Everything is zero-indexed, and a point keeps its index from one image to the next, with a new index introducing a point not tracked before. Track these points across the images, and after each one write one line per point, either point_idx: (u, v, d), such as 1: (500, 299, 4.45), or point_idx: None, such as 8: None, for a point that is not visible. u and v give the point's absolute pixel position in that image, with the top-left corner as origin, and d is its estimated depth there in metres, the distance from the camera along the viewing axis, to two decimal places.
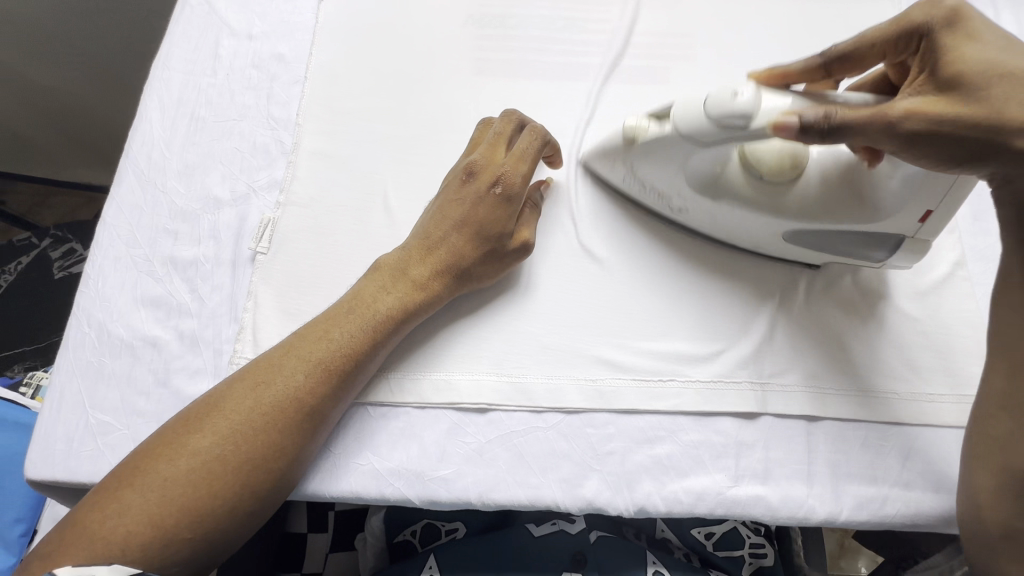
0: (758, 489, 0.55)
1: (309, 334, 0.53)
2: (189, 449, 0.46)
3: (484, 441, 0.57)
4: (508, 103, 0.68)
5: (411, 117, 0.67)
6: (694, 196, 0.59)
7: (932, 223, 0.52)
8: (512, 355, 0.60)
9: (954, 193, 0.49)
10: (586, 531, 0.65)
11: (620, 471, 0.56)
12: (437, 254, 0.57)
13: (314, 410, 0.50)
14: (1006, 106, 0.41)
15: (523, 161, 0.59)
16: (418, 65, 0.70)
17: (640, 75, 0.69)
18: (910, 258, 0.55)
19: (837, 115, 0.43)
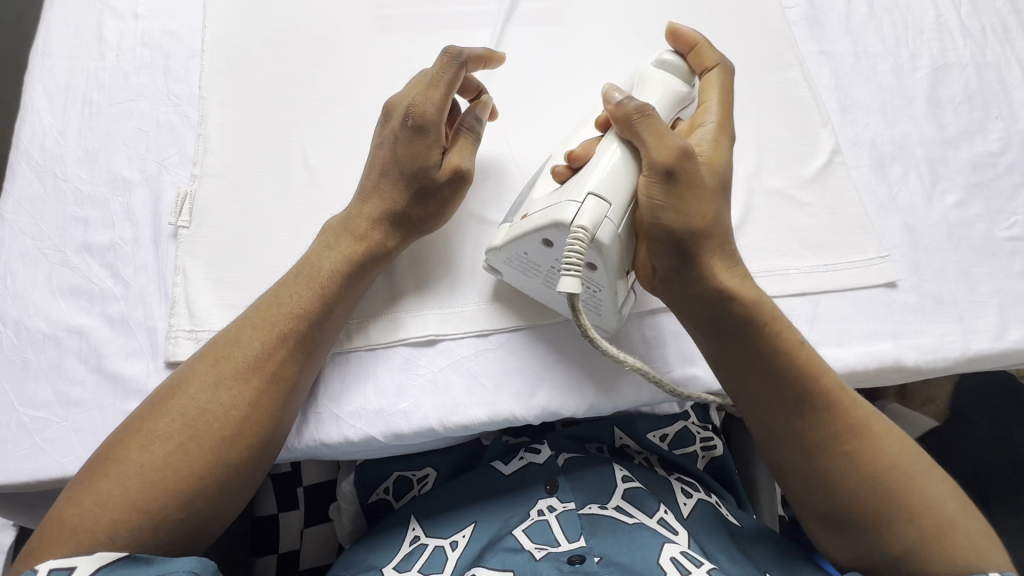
0: (692, 370, 0.58)
1: (262, 307, 0.53)
2: (160, 433, 0.47)
3: (437, 370, 0.57)
4: (412, 55, 0.69)
5: (315, 77, 0.67)
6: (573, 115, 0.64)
7: (511, 231, 0.53)
8: (455, 287, 0.59)
9: (542, 215, 0.50)
10: (553, 458, 0.68)
11: (569, 374, 0.57)
12: (371, 205, 0.56)
13: (280, 375, 0.51)
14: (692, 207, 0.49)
15: (434, 90, 0.56)
16: (315, 23, 0.69)
17: (536, 17, 0.72)
18: (490, 253, 0.57)
19: (645, 113, 0.51)
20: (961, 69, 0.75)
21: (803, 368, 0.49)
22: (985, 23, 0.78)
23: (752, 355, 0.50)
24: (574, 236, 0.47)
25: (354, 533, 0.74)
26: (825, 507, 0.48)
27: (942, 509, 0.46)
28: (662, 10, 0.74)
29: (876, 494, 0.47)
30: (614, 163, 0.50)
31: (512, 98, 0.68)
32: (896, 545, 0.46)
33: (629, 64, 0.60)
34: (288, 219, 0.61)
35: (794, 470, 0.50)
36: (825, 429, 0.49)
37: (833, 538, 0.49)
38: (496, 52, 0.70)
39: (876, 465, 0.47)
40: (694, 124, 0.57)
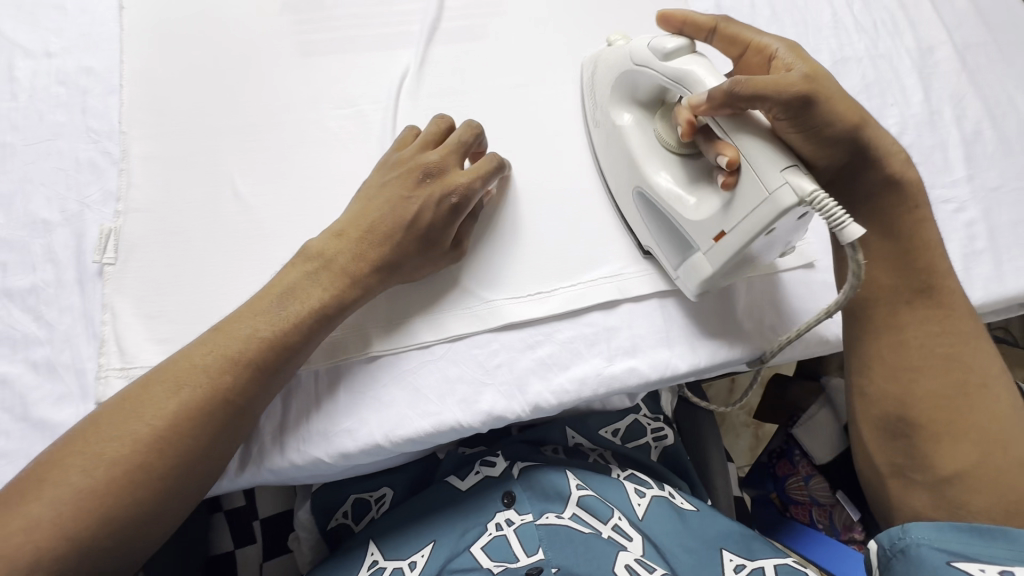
0: (629, 362, 0.60)
1: (227, 332, 0.51)
2: (104, 456, 0.45)
3: (380, 387, 0.57)
4: (339, 78, 0.70)
5: (241, 105, 0.67)
6: (603, 125, 0.66)
7: (715, 255, 0.55)
8: (395, 304, 0.60)
9: (747, 223, 0.51)
10: (508, 470, 0.69)
11: (511, 377, 0.59)
12: (376, 249, 0.57)
13: (240, 403, 0.50)
14: (839, 99, 0.53)
15: (481, 176, 0.60)
16: (238, 52, 0.69)
17: (460, 35, 0.75)
18: (692, 283, 0.59)
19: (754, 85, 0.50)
20: (858, 62, 0.81)
21: (923, 267, 0.57)
22: (877, 19, 0.84)
23: (884, 265, 0.58)
24: (812, 200, 0.47)
25: (315, 560, 0.73)
26: (891, 409, 0.56)
27: (1011, 447, 0.52)
28: (580, 22, 0.77)
29: (951, 409, 0.54)
30: (757, 142, 0.50)
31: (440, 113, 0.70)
32: (949, 465, 0.52)
33: (631, 69, 0.59)
34: (220, 248, 0.60)
35: (878, 362, 0.57)
36: (934, 329, 0.56)
37: (883, 441, 0.56)
38: (421, 70, 0.72)
39: (965, 383, 0.54)
40: (763, 50, 0.58)
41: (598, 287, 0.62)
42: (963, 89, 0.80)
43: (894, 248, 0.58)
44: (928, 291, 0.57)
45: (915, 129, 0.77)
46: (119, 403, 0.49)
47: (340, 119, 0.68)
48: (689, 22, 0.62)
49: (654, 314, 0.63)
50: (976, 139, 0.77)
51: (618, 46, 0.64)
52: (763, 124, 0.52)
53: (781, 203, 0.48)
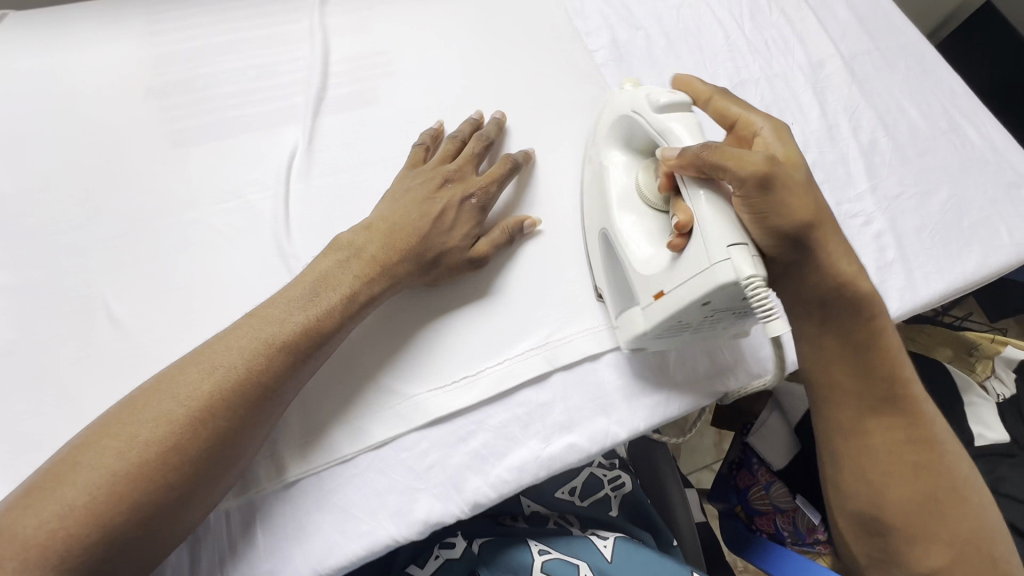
0: (568, 439, 0.58)
1: (264, 317, 0.52)
2: (138, 440, 0.45)
3: (302, 516, 0.53)
4: (219, 166, 0.64)
5: (107, 213, 0.60)
6: (590, 173, 0.65)
7: (654, 311, 0.54)
8: (319, 415, 0.55)
9: (684, 289, 0.50)
10: (468, 548, 0.66)
11: (445, 478, 0.55)
12: (399, 241, 0.58)
13: (275, 385, 0.50)
14: (798, 192, 0.51)
15: (495, 182, 0.64)
16: (100, 153, 0.63)
17: (349, 102, 0.70)
18: (629, 335, 0.58)
19: (715, 162, 0.49)
20: (755, 83, 0.82)
21: (885, 377, 0.58)
22: (767, 37, 0.85)
23: (851, 373, 0.58)
24: (748, 285, 0.46)
25: None
26: (868, 513, 0.59)
27: (980, 544, 0.58)
28: (476, 74, 0.74)
29: (924, 516, 0.58)
30: (712, 211, 0.49)
31: (337, 191, 0.65)
32: (924, 566, 0.58)
33: (629, 114, 0.60)
34: (98, 385, 0.54)
35: (855, 471, 0.59)
36: (904, 436, 0.59)
37: (866, 542, 0.60)
38: (310, 145, 0.67)
39: (936, 488, 0.58)
40: (749, 126, 0.58)
41: (526, 360, 0.59)
42: (856, 100, 0.82)
43: (857, 356, 0.57)
44: (899, 399, 0.59)
45: (817, 146, 0.78)
46: (155, 383, 0.48)
47: (224, 214, 0.62)
48: (692, 89, 0.63)
49: (587, 382, 0.60)
50: (873, 149, 0.79)
51: (626, 88, 0.64)
52: (724, 193, 0.51)
53: (723, 277, 0.47)
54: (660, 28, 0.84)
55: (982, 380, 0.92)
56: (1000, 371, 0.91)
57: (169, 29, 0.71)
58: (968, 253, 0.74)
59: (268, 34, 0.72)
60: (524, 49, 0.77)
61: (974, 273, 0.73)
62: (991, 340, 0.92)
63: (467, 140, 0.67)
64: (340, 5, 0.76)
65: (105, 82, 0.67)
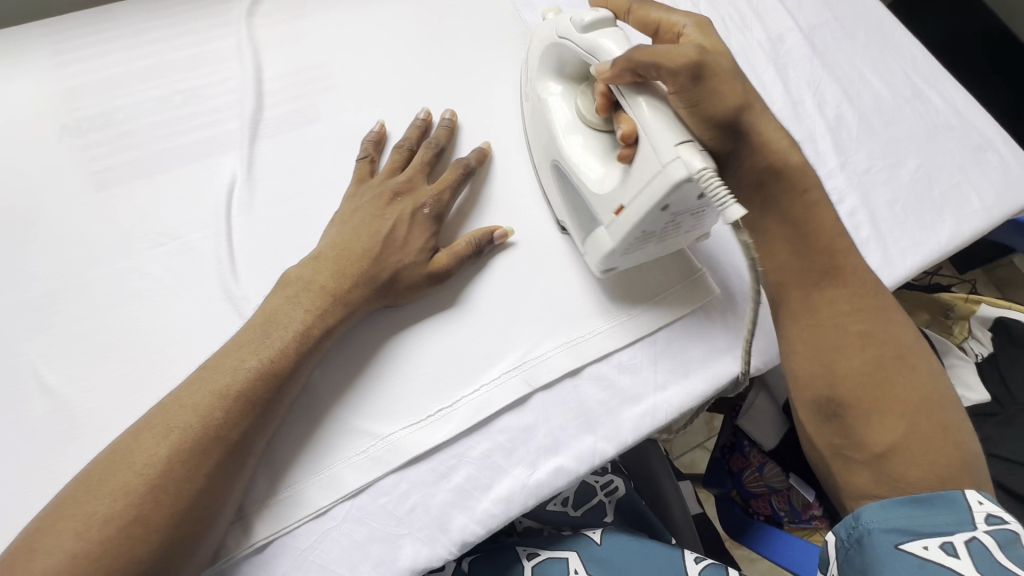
0: (555, 462, 0.55)
1: (216, 367, 0.48)
2: (96, 516, 0.42)
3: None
4: (150, 206, 0.59)
5: (31, 272, 0.55)
6: (530, 111, 0.65)
7: (617, 229, 0.54)
8: (289, 470, 0.51)
9: (641, 198, 0.50)
10: (458, 566, 0.65)
11: (429, 520, 0.52)
12: (353, 268, 0.55)
13: (239, 438, 0.47)
14: (726, 73, 0.51)
15: (447, 188, 0.61)
16: (16, 204, 0.57)
17: (289, 121, 0.65)
18: (597, 257, 0.58)
19: (645, 62, 0.49)
20: None
21: (823, 249, 0.56)
22: (723, 15, 0.82)
23: (787, 253, 0.57)
24: (700, 177, 0.45)
25: None
26: (822, 392, 0.54)
27: (935, 412, 0.52)
28: (424, 78, 0.70)
29: (874, 386, 0.53)
30: (652, 112, 0.49)
31: (285, 220, 0.60)
32: (880, 440, 0.52)
33: (556, 42, 0.59)
34: (38, 464, 0.49)
35: (803, 345, 0.56)
36: (846, 307, 0.55)
37: (826, 428, 0.54)
38: (250, 174, 0.62)
39: (885, 357, 0.54)
40: (672, 27, 0.58)
41: (503, 385, 0.56)
42: (818, 73, 0.80)
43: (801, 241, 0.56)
44: (836, 269, 0.56)
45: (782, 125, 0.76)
46: (110, 453, 0.45)
47: (160, 260, 0.57)
48: (610, 3, 0.61)
49: (570, 400, 0.57)
50: (839, 124, 0.77)
51: (548, 19, 0.63)
52: (661, 93, 0.51)
53: (672, 172, 0.46)
54: None
55: (959, 342, 0.87)
56: (977, 331, 0.86)
57: (80, 59, 0.64)
58: (941, 223, 0.73)
59: (191, 55, 0.67)
60: (473, 47, 0.73)
61: (949, 243, 0.72)
62: (965, 300, 0.87)
63: (416, 149, 0.63)
64: (269, 17, 0.70)
65: (11, 124, 0.60)
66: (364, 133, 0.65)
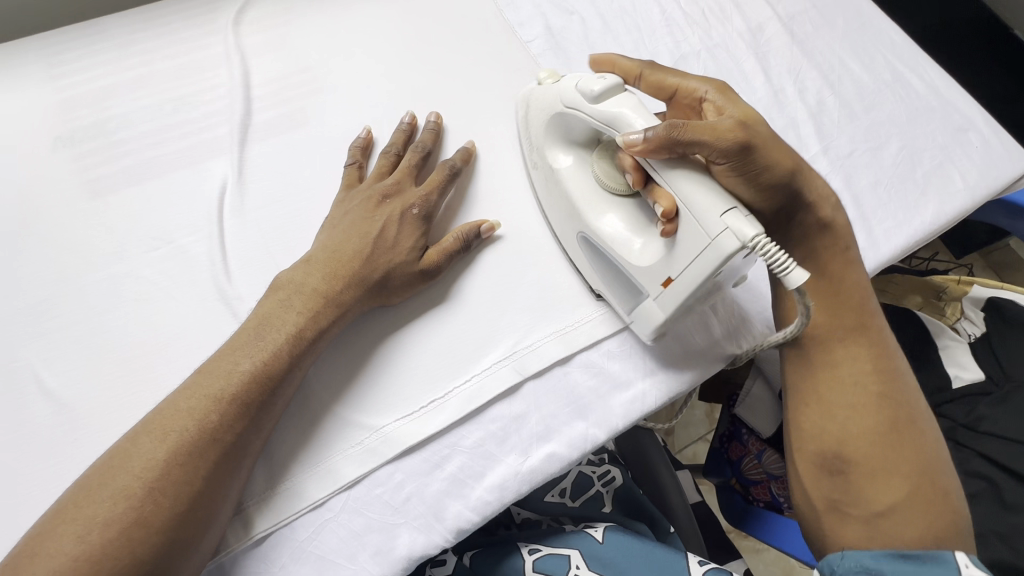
0: (547, 449, 0.56)
1: (210, 371, 0.49)
2: (95, 522, 0.42)
3: (278, 566, 0.50)
4: (143, 212, 0.60)
5: (29, 278, 0.56)
6: (541, 176, 0.63)
7: (667, 299, 0.52)
8: (287, 466, 0.52)
9: (694, 269, 0.49)
10: (460, 561, 0.66)
11: (424, 508, 0.53)
12: (347, 267, 0.56)
13: (234, 440, 0.48)
14: (767, 142, 0.52)
15: (435, 189, 0.62)
16: (12, 214, 0.59)
17: (277, 125, 0.66)
18: (646, 327, 0.56)
19: (688, 140, 0.49)
20: (697, 57, 0.80)
21: (850, 307, 0.60)
22: (704, 7, 0.83)
23: (822, 305, 0.60)
24: (755, 245, 0.45)
25: None
26: (828, 446, 0.56)
27: (936, 480, 0.54)
28: (410, 79, 0.71)
29: (879, 449, 0.55)
30: (696, 184, 0.49)
31: (276, 222, 0.61)
32: (884, 499, 0.53)
33: (562, 112, 0.58)
34: (40, 466, 0.50)
35: (817, 400, 0.58)
36: (864, 366, 0.58)
37: (825, 480, 0.56)
38: (241, 178, 0.63)
39: (897, 420, 0.56)
40: (691, 92, 0.59)
41: (494, 373, 0.57)
42: (798, 61, 0.81)
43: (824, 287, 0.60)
44: (859, 329, 0.59)
45: (765, 113, 0.77)
46: (107, 459, 0.46)
47: (155, 263, 0.58)
48: (617, 67, 0.63)
49: (559, 387, 0.58)
50: (820, 110, 0.78)
51: (547, 85, 0.62)
52: (701, 165, 0.51)
53: (726, 246, 0.46)
54: (595, 9, 0.81)
55: (953, 323, 0.85)
56: (969, 312, 0.83)
57: (71, 71, 0.66)
58: (924, 203, 0.74)
59: (179, 65, 0.68)
60: (457, 47, 0.74)
61: (933, 222, 0.73)
62: (957, 281, 0.85)
63: (403, 153, 0.64)
64: (255, 24, 0.72)
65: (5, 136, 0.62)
66: (351, 140, 0.66)
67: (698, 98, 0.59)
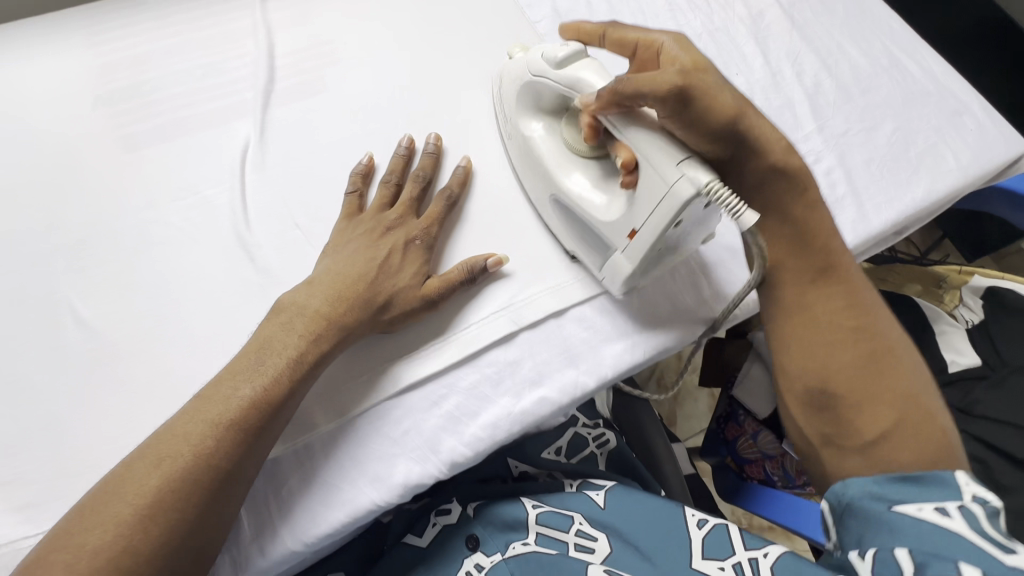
0: (539, 392, 0.59)
1: (209, 398, 0.50)
2: (86, 551, 0.42)
3: (292, 485, 0.55)
4: (172, 166, 0.65)
5: (66, 221, 0.61)
6: (514, 148, 0.67)
7: (632, 252, 0.56)
8: (333, 391, 0.57)
9: (652, 220, 0.52)
10: (464, 511, 0.68)
11: (421, 440, 0.57)
12: (355, 291, 0.57)
13: (231, 467, 0.48)
14: (714, 88, 0.53)
15: (433, 222, 0.63)
16: (53, 164, 0.64)
17: (298, 92, 0.71)
18: (616, 282, 0.60)
19: (630, 90, 0.51)
20: (698, 39, 0.83)
21: (820, 248, 0.60)
22: None
23: (786, 250, 0.61)
24: (710, 191, 0.48)
25: None
26: (813, 384, 0.58)
27: (924, 401, 0.55)
28: (422, 53, 0.75)
29: (865, 378, 0.56)
30: (648, 143, 0.52)
31: (293, 180, 0.66)
32: (873, 428, 0.54)
33: (530, 80, 0.62)
34: (73, 386, 0.55)
35: (796, 338, 0.59)
36: (840, 304, 0.59)
37: (811, 417, 0.58)
38: (262, 138, 0.68)
39: (877, 353, 0.57)
40: (649, 44, 0.58)
41: (491, 323, 0.61)
42: (798, 45, 0.84)
43: (791, 228, 0.61)
44: (830, 270, 0.60)
45: (762, 93, 0.80)
46: (103, 485, 0.46)
47: (181, 212, 0.63)
48: (582, 33, 0.64)
49: (554, 337, 0.62)
50: (817, 92, 0.81)
51: (518, 56, 0.66)
52: (652, 119, 0.54)
53: (682, 194, 0.49)
54: None
55: (950, 310, 0.85)
56: (969, 299, 0.84)
57: (112, 37, 0.71)
58: (916, 181, 0.76)
59: (210, 35, 0.73)
60: (468, 25, 0.78)
61: (924, 199, 0.75)
62: (959, 271, 0.86)
63: (403, 183, 0.65)
64: None
65: (51, 94, 0.67)
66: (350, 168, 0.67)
67: (653, 49, 0.58)
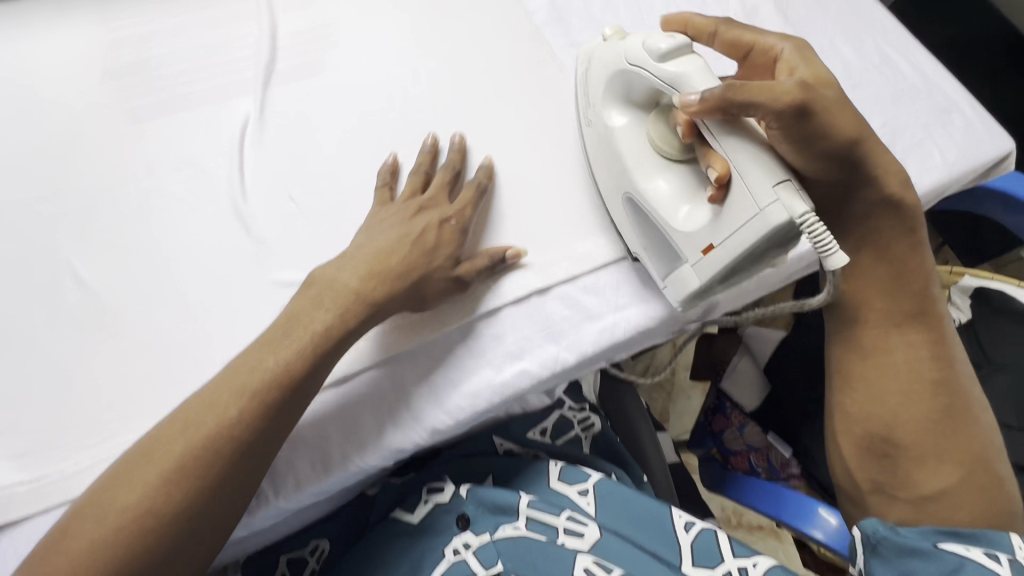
0: (519, 365, 0.61)
1: (242, 367, 0.51)
2: (114, 510, 0.45)
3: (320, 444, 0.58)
4: (174, 138, 0.67)
5: (71, 187, 0.64)
6: (601, 133, 0.64)
7: (705, 267, 0.56)
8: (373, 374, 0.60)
9: (736, 238, 0.52)
10: (456, 492, 0.65)
11: (404, 408, 0.59)
12: (392, 266, 0.58)
13: (251, 438, 0.49)
14: (824, 103, 0.54)
15: (466, 206, 0.64)
16: (61, 133, 0.66)
17: (298, 72, 0.73)
18: (680, 294, 0.60)
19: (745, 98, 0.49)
20: None
21: (911, 293, 0.62)
22: None
23: (874, 288, 0.62)
24: (804, 222, 0.48)
25: None
26: (874, 430, 0.61)
27: (989, 466, 0.58)
28: (420, 37, 0.77)
29: (927, 435, 0.60)
30: (747, 152, 0.50)
31: (289, 155, 0.68)
32: (932, 486, 0.58)
33: (626, 69, 0.58)
34: (72, 343, 0.58)
35: (862, 386, 0.62)
36: (919, 354, 0.61)
37: (863, 458, 0.61)
38: (262, 114, 0.70)
39: (947, 409, 0.60)
40: (768, 51, 0.61)
41: (476, 299, 0.63)
42: None
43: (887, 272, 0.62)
44: (917, 317, 0.62)
45: None
46: (135, 450, 0.49)
47: (181, 181, 0.65)
48: (692, 25, 0.64)
49: (536, 313, 0.63)
50: None
51: (613, 40, 0.62)
52: (759, 134, 0.52)
53: (772, 222, 0.49)
54: None
55: (937, 308, 0.85)
56: (956, 299, 0.83)
57: (120, 15, 0.74)
58: None
59: (215, 15, 0.76)
60: (465, 12, 0.80)
61: None
62: (950, 271, 0.87)
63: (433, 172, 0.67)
64: None
65: (60, 67, 0.70)
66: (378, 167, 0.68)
67: (773, 58, 0.60)
